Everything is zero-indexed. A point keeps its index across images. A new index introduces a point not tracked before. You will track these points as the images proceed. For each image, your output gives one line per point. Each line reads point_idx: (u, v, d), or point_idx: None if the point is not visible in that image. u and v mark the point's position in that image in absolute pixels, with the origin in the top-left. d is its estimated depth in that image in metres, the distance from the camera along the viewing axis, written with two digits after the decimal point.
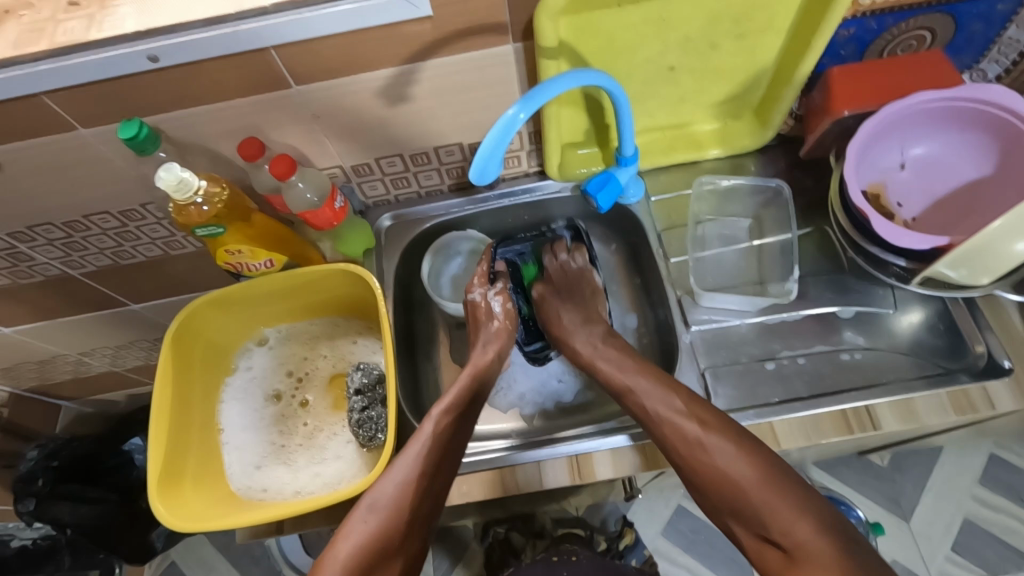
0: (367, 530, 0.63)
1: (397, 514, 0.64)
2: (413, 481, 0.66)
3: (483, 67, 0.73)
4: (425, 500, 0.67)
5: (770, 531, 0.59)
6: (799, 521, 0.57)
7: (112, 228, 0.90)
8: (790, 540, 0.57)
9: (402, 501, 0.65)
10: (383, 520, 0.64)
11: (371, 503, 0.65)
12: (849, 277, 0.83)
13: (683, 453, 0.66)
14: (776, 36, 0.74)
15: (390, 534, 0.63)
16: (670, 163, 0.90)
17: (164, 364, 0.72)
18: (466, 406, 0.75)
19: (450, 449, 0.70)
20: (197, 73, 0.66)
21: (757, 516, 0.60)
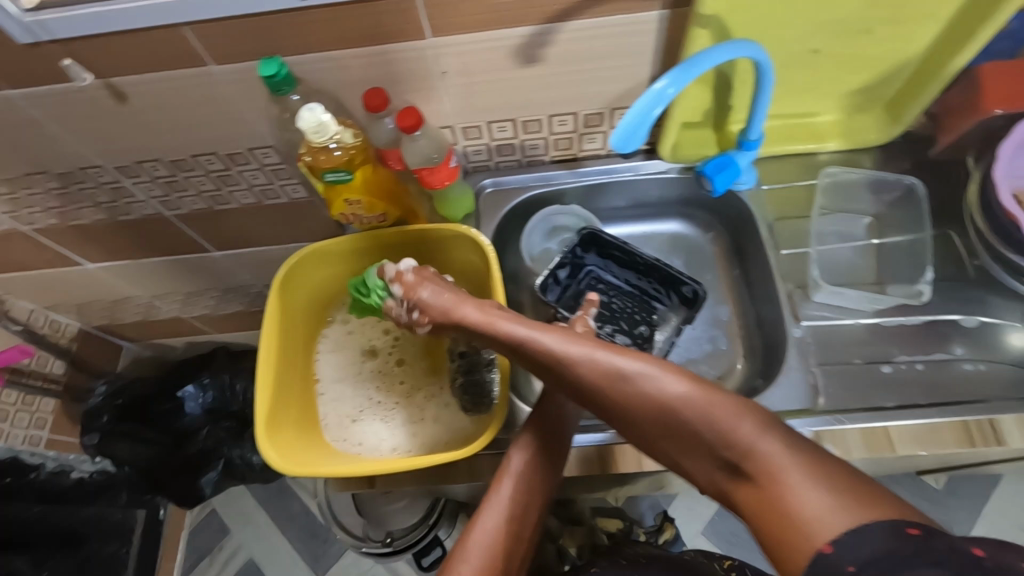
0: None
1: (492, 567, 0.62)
2: (501, 528, 0.64)
3: (622, 33, 0.70)
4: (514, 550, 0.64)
5: (723, 450, 0.50)
6: (771, 446, 0.48)
7: (216, 171, 0.91)
8: (744, 455, 0.49)
9: (495, 554, 0.62)
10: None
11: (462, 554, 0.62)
12: (973, 286, 0.79)
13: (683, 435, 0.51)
14: (933, 26, 0.70)
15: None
16: (787, 151, 0.87)
17: (272, 309, 0.72)
18: (552, 447, 0.69)
19: (538, 489, 0.67)
20: (340, 15, 0.65)
21: (704, 438, 0.51)
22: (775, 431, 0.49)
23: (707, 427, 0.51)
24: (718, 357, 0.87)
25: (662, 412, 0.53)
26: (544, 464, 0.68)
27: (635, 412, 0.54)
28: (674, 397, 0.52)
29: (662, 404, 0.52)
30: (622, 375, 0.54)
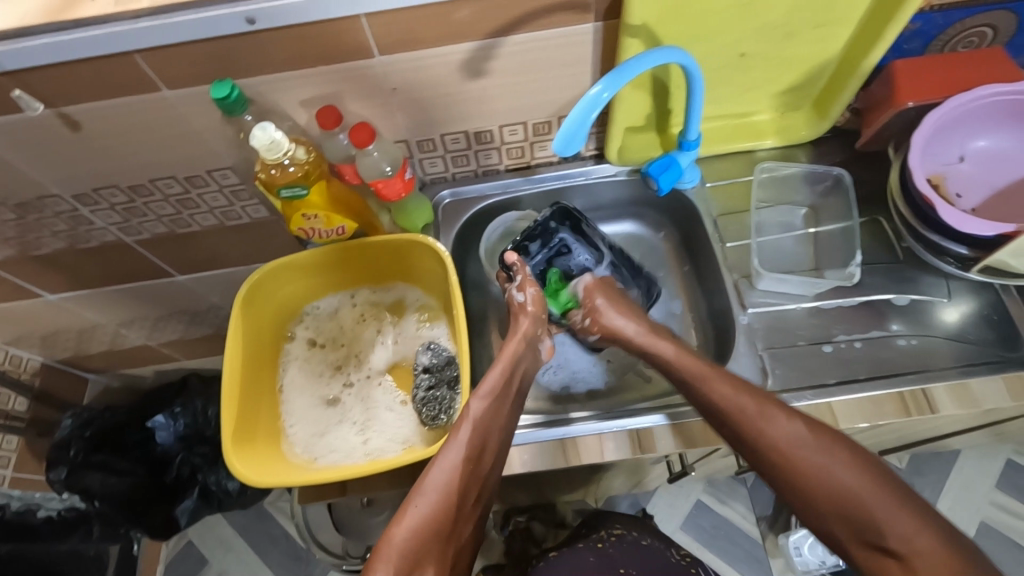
0: (421, 511, 0.63)
1: (449, 501, 0.64)
2: (461, 467, 0.66)
3: (561, 45, 0.74)
4: (472, 485, 0.67)
5: (879, 536, 0.55)
6: (919, 531, 0.54)
7: (175, 194, 0.92)
8: (910, 548, 0.53)
9: (452, 489, 0.65)
10: (434, 503, 0.64)
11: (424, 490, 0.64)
12: (906, 267, 0.84)
13: (773, 465, 0.62)
14: (846, 27, 0.76)
15: (443, 518, 0.63)
16: (727, 151, 0.92)
17: (235, 324, 0.74)
18: (504, 391, 0.74)
19: (495, 435, 0.70)
20: (289, 37, 0.67)
21: (869, 521, 0.56)
22: (930, 525, 0.54)
23: (863, 505, 0.56)
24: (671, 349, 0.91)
25: (826, 486, 0.58)
26: (501, 416, 0.72)
27: (797, 480, 0.60)
28: (839, 475, 0.58)
29: (794, 453, 0.60)
30: (804, 446, 0.60)
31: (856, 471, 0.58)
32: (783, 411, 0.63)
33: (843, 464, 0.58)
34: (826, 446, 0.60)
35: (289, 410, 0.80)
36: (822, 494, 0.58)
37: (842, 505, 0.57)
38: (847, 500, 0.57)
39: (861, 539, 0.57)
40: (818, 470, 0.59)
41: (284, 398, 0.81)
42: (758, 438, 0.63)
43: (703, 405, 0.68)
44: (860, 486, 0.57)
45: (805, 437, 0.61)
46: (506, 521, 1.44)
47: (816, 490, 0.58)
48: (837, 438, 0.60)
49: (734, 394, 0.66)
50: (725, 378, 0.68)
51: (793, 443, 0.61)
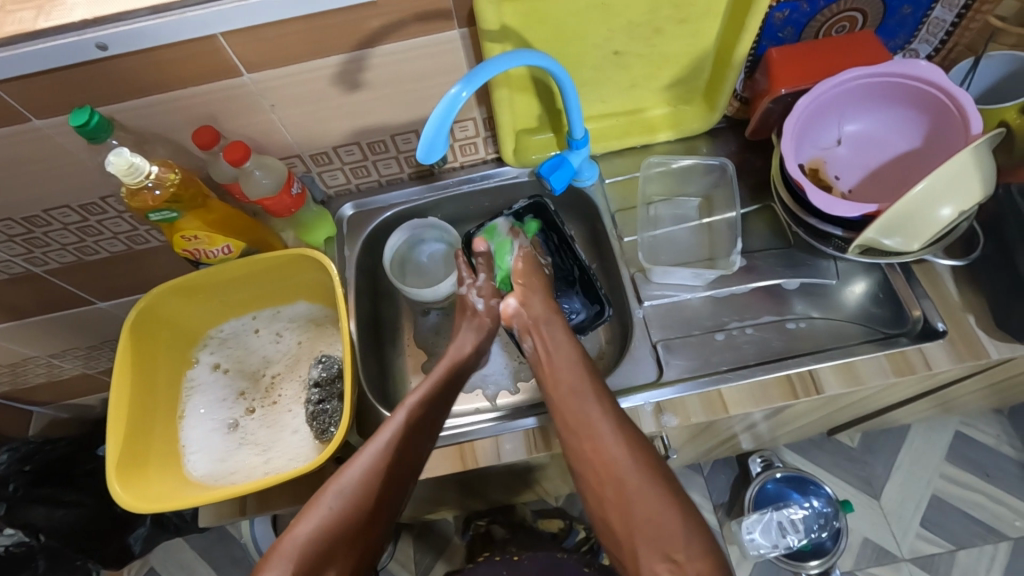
0: (331, 512, 0.63)
1: (362, 501, 0.64)
2: (383, 468, 0.66)
3: (434, 53, 0.75)
4: (393, 485, 0.67)
5: (671, 551, 0.60)
6: (702, 552, 0.60)
7: (74, 223, 0.89)
8: (690, 566, 0.59)
9: (370, 491, 0.65)
10: (349, 505, 0.64)
11: (338, 491, 0.64)
12: (796, 251, 0.86)
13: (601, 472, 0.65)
14: (713, 20, 0.77)
15: (354, 518, 0.64)
16: (624, 146, 0.92)
17: (124, 351, 0.74)
18: (441, 398, 0.74)
19: (422, 436, 0.71)
20: (149, 60, 0.67)
21: (661, 539, 0.60)
22: (712, 549, 0.60)
23: (663, 525, 0.61)
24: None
25: (643, 503, 0.62)
26: (430, 420, 0.72)
27: (615, 496, 0.64)
28: (654, 498, 0.63)
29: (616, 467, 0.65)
30: (630, 466, 0.64)
31: (664, 497, 0.63)
32: (628, 433, 0.67)
33: (662, 486, 0.64)
34: (650, 467, 0.65)
35: (188, 435, 0.80)
36: (634, 511, 0.62)
37: (648, 523, 0.61)
38: (651, 519, 0.62)
39: (656, 554, 0.61)
40: (637, 486, 0.63)
41: (183, 423, 0.81)
42: (596, 446, 0.66)
43: (559, 408, 0.71)
44: (660, 505, 0.62)
45: (634, 457, 0.65)
46: (468, 525, 1.40)
47: (630, 505, 0.63)
48: (654, 459, 0.66)
49: (599, 413, 0.68)
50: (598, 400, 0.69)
51: (624, 465, 0.64)
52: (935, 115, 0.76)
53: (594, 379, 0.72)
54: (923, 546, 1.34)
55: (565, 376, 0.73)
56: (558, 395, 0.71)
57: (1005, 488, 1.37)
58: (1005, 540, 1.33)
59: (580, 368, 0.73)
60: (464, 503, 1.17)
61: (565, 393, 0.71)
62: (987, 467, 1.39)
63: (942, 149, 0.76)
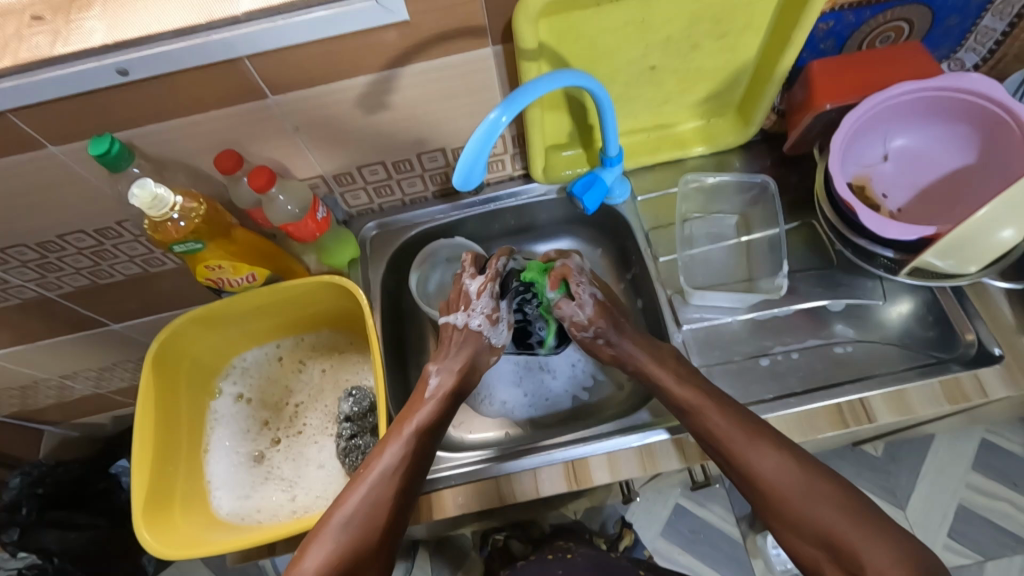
0: (340, 545, 0.61)
1: (369, 531, 0.62)
2: (384, 499, 0.64)
3: (466, 72, 0.72)
4: (396, 513, 0.64)
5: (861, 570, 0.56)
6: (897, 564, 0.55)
7: (88, 247, 0.85)
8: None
9: (374, 520, 0.62)
10: (356, 536, 0.61)
11: (343, 523, 0.62)
12: (838, 271, 0.83)
13: (773, 500, 0.61)
14: (755, 34, 0.74)
15: (361, 550, 0.61)
16: (655, 162, 0.89)
17: (146, 389, 0.71)
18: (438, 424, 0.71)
19: (426, 457, 0.68)
20: (170, 85, 0.64)
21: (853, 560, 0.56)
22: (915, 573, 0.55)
23: (847, 543, 0.57)
24: (603, 381, 0.91)
25: (813, 526, 0.59)
26: (430, 443, 0.69)
27: (787, 518, 0.61)
28: (833, 518, 0.59)
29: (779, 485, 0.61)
30: (796, 484, 0.61)
31: (840, 512, 0.59)
32: (784, 451, 0.63)
33: (836, 502, 0.60)
34: (812, 486, 0.61)
35: (213, 471, 0.78)
36: (810, 530, 0.59)
37: (830, 542, 0.58)
38: (834, 537, 0.58)
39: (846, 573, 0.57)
40: (814, 508, 0.60)
41: (208, 458, 0.78)
42: (756, 465, 0.63)
43: (702, 435, 0.66)
44: (844, 524, 0.58)
45: (792, 473, 0.61)
46: (485, 541, 1.32)
47: (805, 522, 0.60)
48: (818, 469, 0.62)
49: (746, 432, 0.64)
50: (740, 421, 0.65)
51: (785, 486, 0.61)
52: (989, 131, 0.73)
53: (722, 401, 0.67)
54: (951, 558, 1.26)
55: (688, 401, 0.68)
56: (695, 424, 0.67)
57: None
58: None
59: (702, 394, 0.68)
60: (483, 524, 1.12)
61: (706, 423, 0.66)
62: (1014, 475, 1.30)
63: (997, 169, 0.73)
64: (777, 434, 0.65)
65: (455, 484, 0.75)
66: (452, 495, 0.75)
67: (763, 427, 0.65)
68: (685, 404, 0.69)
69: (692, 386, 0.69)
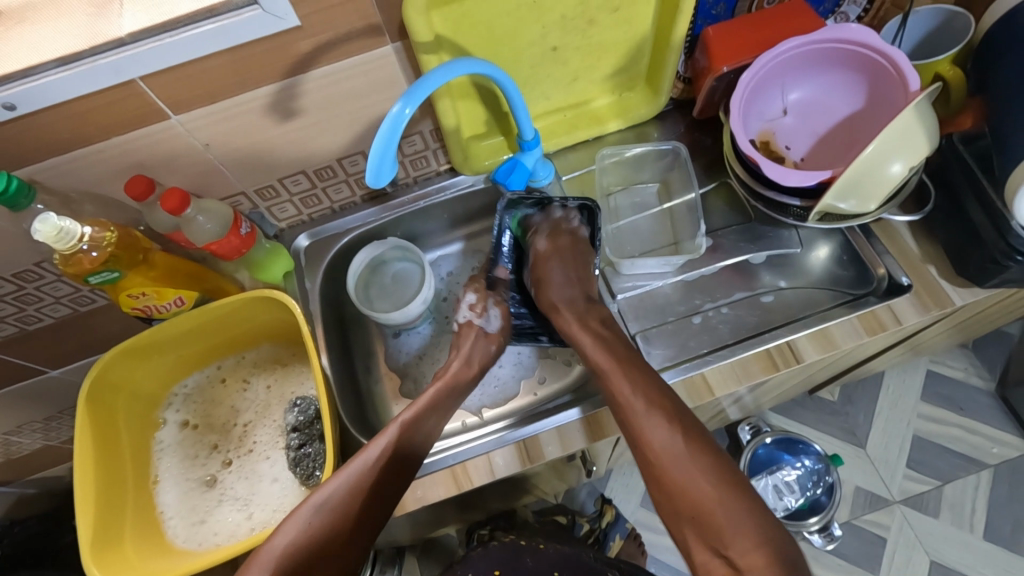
0: (308, 525, 0.64)
1: (341, 514, 0.65)
2: (362, 482, 0.66)
3: (369, 71, 0.72)
4: (372, 500, 0.66)
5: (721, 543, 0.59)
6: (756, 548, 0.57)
7: (9, 293, 0.82)
8: (745, 562, 0.57)
9: (348, 503, 0.65)
10: (329, 518, 0.64)
11: (317, 505, 0.64)
12: (757, 224, 0.87)
13: (650, 466, 0.65)
14: (646, 6, 0.77)
15: (331, 531, 0.64)
16: (574, 141, 0.92)
17: (82, 427, 0.69)
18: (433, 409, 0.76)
19: (413, 445, 0.71)
20: (64, 114, 0.62)
21: (716, 534, 0.59)
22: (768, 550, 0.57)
23: (714, 519, 0.60)
24: (550, 362, 0.92)
25: (685, 494, 0.62)
26: (420, 428, 0.73)
27: (667, 487, 0.63)
28: (701, 487, 0.62)
29: (666, 455, 0.64)
30: (681, 458, 0.64)
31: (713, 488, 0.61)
32: (676, 424, 0.66)
33: (752, 522, 0.59)
34: (694, 454, 0.64)
35: (165, 500, 0.77)
36: (679, 499, 0.62)
37: (698, 517, 0.61)
38: (703, 512, 0.61)
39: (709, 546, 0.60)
40: (693, 489, 0.62)
41: (158, 488, 0.77)
42: (641, 432, 0.66)
43: (609, 396, 0.70)
44: (711, 499, 0.61)
45: (679, 449, 0.64)
46: (472, 536, 1.31)
47: (678, 493, 0.63)
48: (705, 446, 0.64)
49: (644, 402, 0.67)
50: (647, 393, 0.68)
51: (673, 458, 0.64)
52: (871, 75, 0.77)
53: (632, 365, 0.71)
54: (912, 486, 1.32)
55: (605, 366, 0.72)
56: (604, 385, 0.71)
57: (979, 419, 1.36)
58: (986, 468, 1.32)
59: (612, 358, 0.72)
60: (462, 519, 1.12)
61: (612, 385, 0.70)
62: (959, 400, 1.37)
63: (885, 110, 0.77)
64: (675, 408, 0.67)
65: (412, 478, 0.75)
66: (410, 490, 0.75)
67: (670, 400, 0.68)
68: (600, 369, 0.72)
69: (609, 352, 0.73)
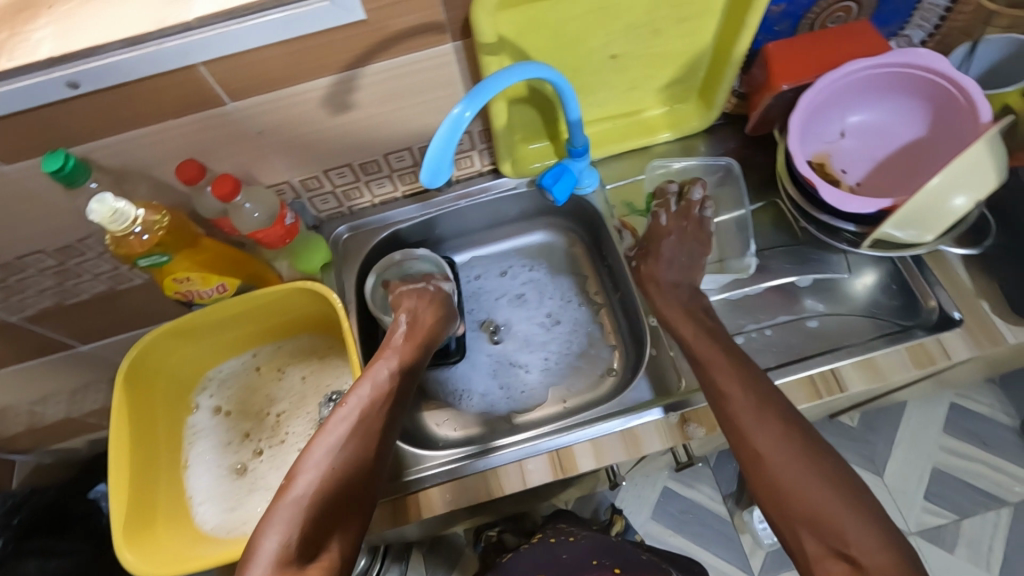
0: (325, 471, 0.61)
1: (355, 459, 0.63)
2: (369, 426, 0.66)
3: (428, 68, 0.71)
4: (380, 445, 0.66)
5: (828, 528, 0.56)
6: (883, 549, 0.54)
7: (50, 267, 0.82)
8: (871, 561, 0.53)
9: (361, 448, 0.64)
10: (345, 461, 0.63)
11: (330, 451, 0.63)
12: (805, 247, 0.86)
13: (767, 472, 0.60)
14: (710, 19, 0.75)
15: (347, 478, 0.62)
16: (623, 149, 0.91)
17: (120, 408, 0.69)
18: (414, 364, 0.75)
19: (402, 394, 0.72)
20: (126, 94, 0.62)
21: (838, 532, 0.55)
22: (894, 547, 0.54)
23: (832, 518, 0.56)
24: (578, 372, 0.91)
25: (806, 499, 0.58)
26: (407, 379, 0.73)
27: (788, 491, 0.59)
28: (819, 491, 0.58)
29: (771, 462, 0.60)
30: (788, 459, 0.60)
31: (840, 499, 0.57)
32: (782, 423, 0.62)
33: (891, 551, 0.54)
34: (813, 458, 0.60)
35: (194, 486, 0.77)
36: (796, 498, 0.58)
37: (815, 518, 0.57)
38: (821, 517, 0.57)
39: (826, 547, 0.56)
40: (824, 499, 0.57)
41: (189, 473, 0.78)
42: (752, 427, 0.63)
43: (709, 391, 0.68)
44: (836, 502, 0.57)
45: (790, 446, 0.61)
46: (478, 537, 1.29)
47: (792, 496, 0.58)
48: (812, 444, 0.61)
49: (746, 392, 0.65)
50: (740, 378, 0.67)
51: (795, 471, 0.59)
52: (936, 103, 0.75)
53: (732, 363, 0.69)
54: (929, 519, 1.29)
55: (707, 358, 0.70)
56: (710, 380, 0.68)
57: (1003, 455, 1.32)
58: (1007, 506, 1.29)
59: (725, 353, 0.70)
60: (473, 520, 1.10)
61: (713, 382, 0.68)
62: (983, 435, 1.34)
63: (949, 139, 0.75)
64: (790, 410, 0.64)
65: (441, 482, 0.75)
66: (440, 492, 0.75)
67: (762, 388, 0.66)
68: (706, 360, 0.70)
69: (718, 348, 0.71)
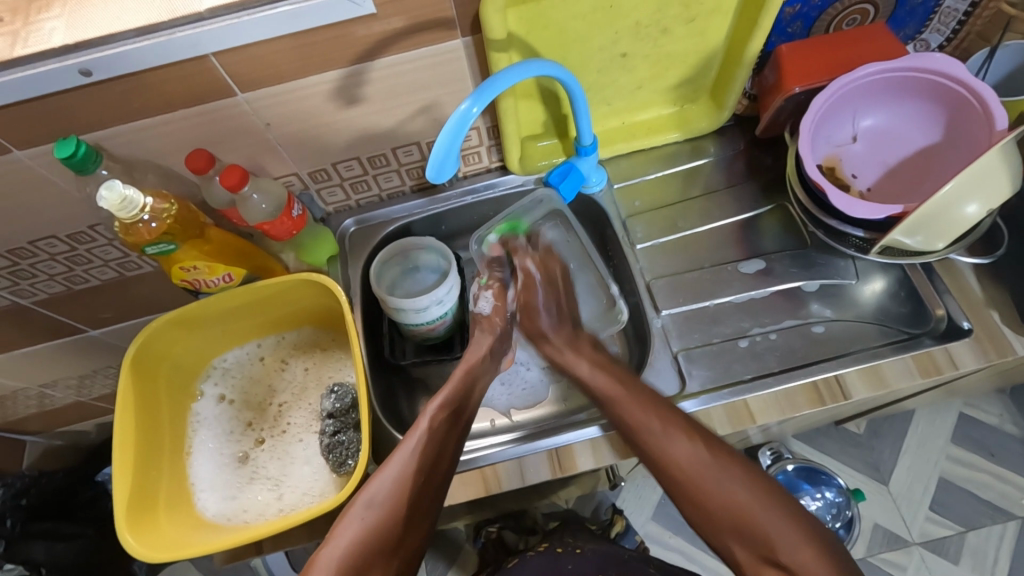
0: (361, 527, 0.61)
1: (393, 511, 0.62)
2: (409, 476, 0.64)
3: (437, 64, 0.72)
4: (422, 495, 0.64)
5: (773, 552, 0.57)
6: (804, 545, 0.56)
7: (61, 252, 0.83)
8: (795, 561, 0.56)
9: (398, 501, 0.62)
10: (382, 517, 0.61)
11: (367, 502, 0.62)
12: (813, 251, 0.85)
13: (682, 484, 0.63)
14: (722, 19, 0.75)
15: (384, 532, 0.61)
16: (631, 148, 0.90)
17: (125, 394, 0.70)
18: (461, 402, 0.73)
19: (451, 439, 0.69)
20: (136, 83, 0.63)
21: (762, 537, 0.58)
22: (819, 546, 0.56)
23: (755, 523, 0.59)
24: None
25: (727, 503, 0.61)
26: (454, 421, 0.70)
27: (700, 502, 0.62)
28: (739, 497, 0.60)
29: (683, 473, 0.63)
30: (705, 469, 0.62)
31: (752, 497, 0.60)
32: (695, 437, 0.64)
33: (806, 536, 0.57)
34: (722, 468, 0.62)
35: (197, 473, 0.78)
36: (718, 508, 0.61)
37: (738, 522, 0.60)
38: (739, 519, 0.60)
39: (756, 554, 0.59)
40: (740, 501, 0.60)
41: (192, 460, 0.78)
42: (666, 448, 0.65)
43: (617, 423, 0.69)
44: (751, 505, 0.60)
45: (705, 460, 0.63)
46: (478, 532, 1.30)
47: (714, 505, 0.61)
48: (729, 453, 0.63)
49: (659, 417, 0.66)
50: (645, 403, 0.68)
51: (708, 479, 0.62)
52: (952, 108, 0.74)
53: (638, 390, 0.70)
54: (933, 529, 1.28)
55: (606, 389, 0.72)
56: (612, 414, 0.70)
57: (1011, 467, 1.30)
58: (1014, 519, 1.27)
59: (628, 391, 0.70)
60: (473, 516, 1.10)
61: (619, 412, 0.69)
62: (992, 446, 1.32)
63: (963, 145, 0.74)
64: (690, 421, 0.66)
65: None
66: None
67: (682, 418, 0.66)
68: (607, 396, 0.71)
69: (613, 382, 0.72)
